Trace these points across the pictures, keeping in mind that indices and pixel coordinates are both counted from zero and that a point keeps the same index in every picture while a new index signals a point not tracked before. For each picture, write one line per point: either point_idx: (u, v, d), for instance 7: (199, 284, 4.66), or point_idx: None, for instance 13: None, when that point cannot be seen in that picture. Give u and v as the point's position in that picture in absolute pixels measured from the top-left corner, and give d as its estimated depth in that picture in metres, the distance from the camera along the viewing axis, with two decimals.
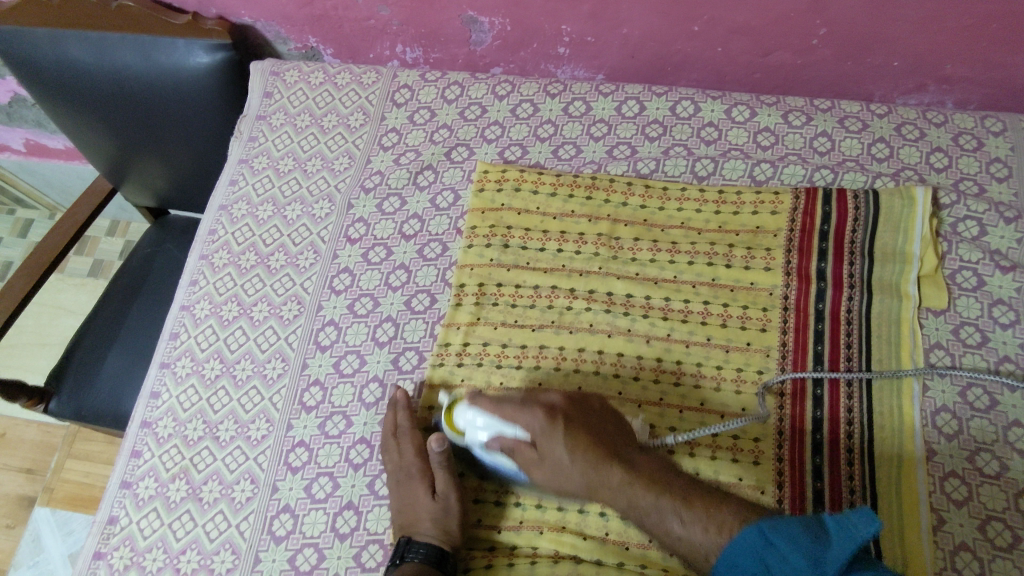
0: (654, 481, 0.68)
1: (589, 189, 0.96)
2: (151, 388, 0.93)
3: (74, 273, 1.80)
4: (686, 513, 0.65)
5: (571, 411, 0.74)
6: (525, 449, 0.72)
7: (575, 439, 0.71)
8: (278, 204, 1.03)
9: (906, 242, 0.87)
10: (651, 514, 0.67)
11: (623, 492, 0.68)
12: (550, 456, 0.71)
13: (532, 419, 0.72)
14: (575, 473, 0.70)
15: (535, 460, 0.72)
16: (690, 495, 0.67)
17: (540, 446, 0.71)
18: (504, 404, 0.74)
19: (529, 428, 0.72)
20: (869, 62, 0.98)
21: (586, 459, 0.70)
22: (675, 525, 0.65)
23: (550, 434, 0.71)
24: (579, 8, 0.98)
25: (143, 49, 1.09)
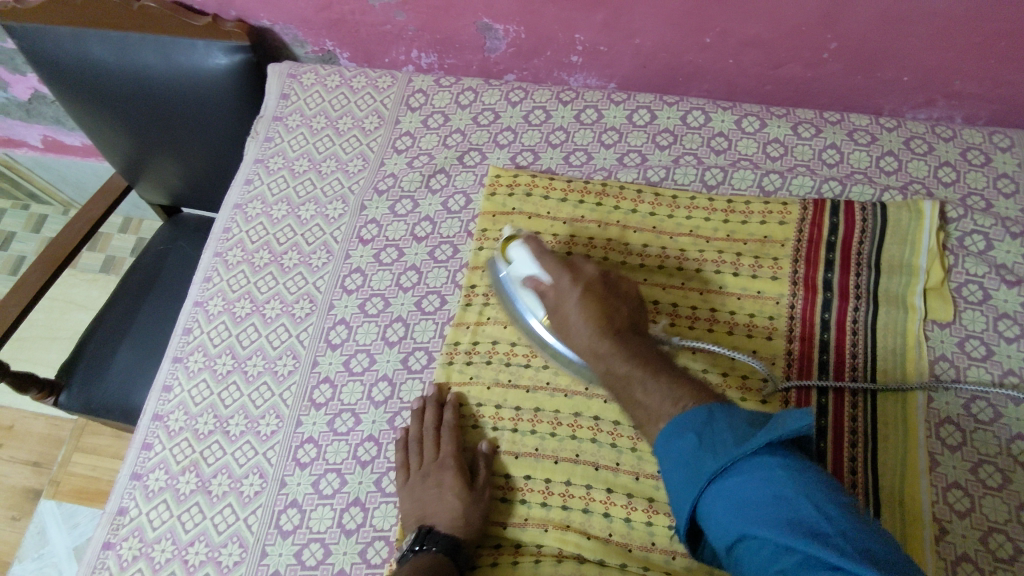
0: (639, 359, 0.69)
1: (599, 195, 0.97)
2: (164, 381, 0.94)
3: (86, 268, 1.82)
4: (650, 386, 0.67)
5: (599, 280, 0.75)
6: (548, 300, 0.76)
7: (587, 303, 0.72)
8: (292, 203, 1.04)
9: (913, 254, 0.88)
10: (622, 383, 0.69)
11: (608, 359, 0.70)
12: (562, 311, 0.74)
13: (559, 276, 0.75)
14: (577, 332, 0.72)
15: (551, 309, 0.75)
16: (660, 371, 0.68)
17: (558, 300, 0.74)
18: (547, 255, 0.78)
19: (555, 279, 0.75)
20: (879, 77, 0.99)
21: (590, 323, 0.71)
22: (636, 394, 0.68)
23: (569, 290, 0.74)
24: (593, 17, 1.00)
25: (163, 49, 1.11)
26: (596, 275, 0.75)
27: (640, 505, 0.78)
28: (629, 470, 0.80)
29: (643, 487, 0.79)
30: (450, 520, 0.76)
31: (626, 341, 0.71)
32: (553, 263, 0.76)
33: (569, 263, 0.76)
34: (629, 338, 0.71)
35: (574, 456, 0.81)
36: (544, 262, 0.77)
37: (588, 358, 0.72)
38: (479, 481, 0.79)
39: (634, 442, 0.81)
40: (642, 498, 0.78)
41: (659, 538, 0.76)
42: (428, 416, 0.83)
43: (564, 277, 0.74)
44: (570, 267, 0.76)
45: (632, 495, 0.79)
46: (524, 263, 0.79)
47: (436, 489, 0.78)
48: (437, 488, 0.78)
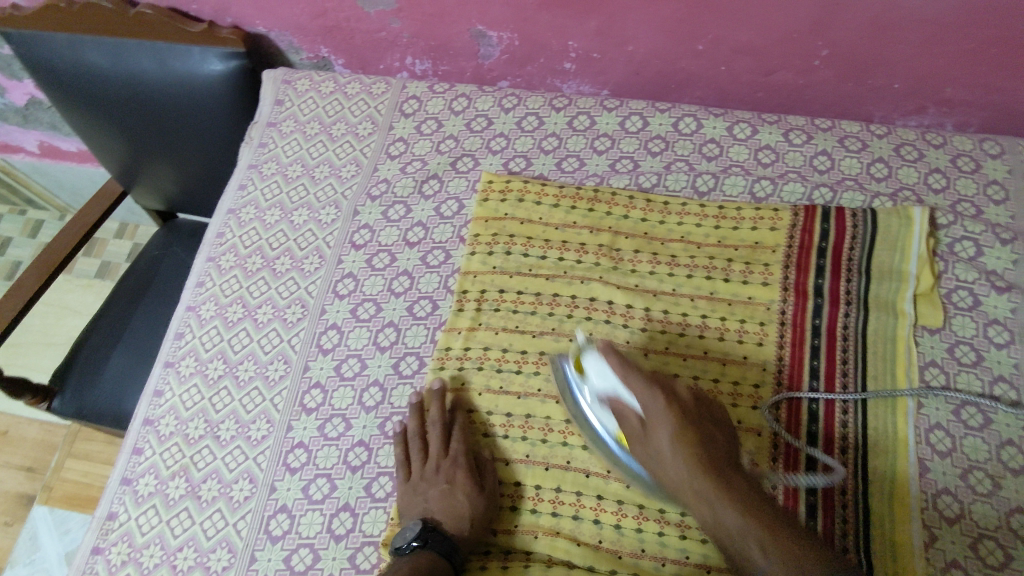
0: (745, 502, 0.67)
1: (591, 201, 0.97)
2: (155, 386, 0.94)
3: (81, 273, 1.82)
4: (770, 548, 0.64)
5: (689, 406, 0.73)
6: (635, 418, 0.74)
7: (680, 431, 0.71)
8: (285, 209, 1.04)
9: (903, 261, 0.88)
10: (733, 538, 0.66)
11: (709, 500, 0.68)
12: (653, 436, 0.72)
13: (649, 398, 0.72)
14: (672, 462, 0.71)
15: (640, 431, 0.73)
16: (776, 527, 0.65)
17: (648, 421, 0.73)
18: (631, 367, 0.74)
19: (643, 403, 0.73)
20: (870, 84, 1.00)
21: (686, 454, 0.70)
22: (754, 553, 0.65)
23: (661, 414, 0.72)
24: (586, 24, 1.00)
25: (159, 55, 1.12)
26: (686, 398, 0.74)
27: (630, 512, 0.78)
28: (620, 476, 0.79)
29: (634, 493, 0.79)
30: (455, 520, 0.78)
31: (726, 478, 0.69)
32: (639, 378, 0.73)
33: (655, 380, 0.74)
34: (729, 471, 0.70)
35: (565, 462, 0.81)
36: (627, 376, 0.73)
37: (684, 493, 0.71)
38: (489, 486, 0.80)
39: None
40: (633, 504, 0.78)
41: (648, 546, 0.76)
42: (434, 413, 0.84)
43: (654, 398, 0.72)
44: (661, 386, 0.73)
45: (623, 502, 0.78)
46: (601, 374, 0.75)
47: (445, 486, 0.80)
48: (447, 486, 0.80)
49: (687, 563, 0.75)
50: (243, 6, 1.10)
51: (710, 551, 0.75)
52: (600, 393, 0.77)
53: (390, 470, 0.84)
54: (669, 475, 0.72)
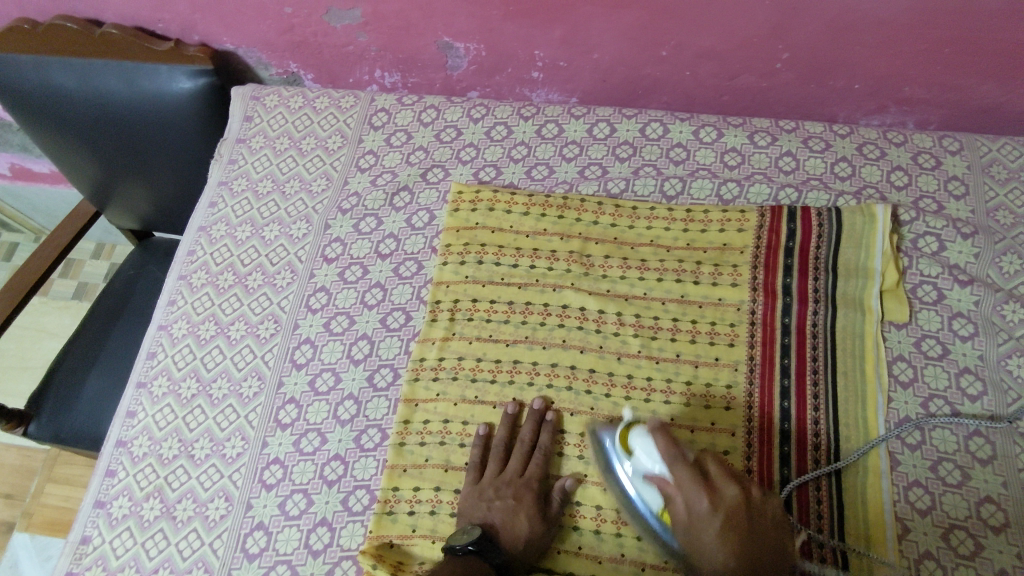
0: None
1: (560, 208, 0.98)
2: (128, 407, 0.93)
3: (57, 295, 1.80)
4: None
5: (742, 507, 0.68)
6: (678, 511, 0.69)
7: (725, 535, 0.66)
8: (256, 225, 1.04)
9: (869, 258, 0.90)
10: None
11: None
12: (696, 535, 0.68)
13: (695, 497, 0.68)
14: (714, 564, 0.66)
15: (682, 527, 0.69)
16: None
17: (693, 519, 0.68)
18: (680, 459, 0.70)
19: (691, 496, 0.68)
20: (831, 85, 1.02)
21: (727, 559, 0.66)
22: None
23: (706, 513, 0.67)
24: (551, 33, 1.01)
25: (126, 74, 1.11)
26: (736, 499, 0.68)
27: (609, 516, 0.80)
28: (597, 480, 0.81)
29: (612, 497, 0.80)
30: (513, 538, 0.77)
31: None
32: (687, 472, 0.69)
33: (706, 474, 0.70)
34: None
35: (556, 472, 0.83)
36: (675, 467, 0.69)
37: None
38: (551, 515, 0.79)
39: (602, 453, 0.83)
40: (610, 509, 0.80)
41: (628, 549, 0.78)
42: (525, 430, 0.84)
43: (700, 496, 0.68)
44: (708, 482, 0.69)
45: (601, 507, 0.80)
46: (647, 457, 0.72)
47: (512, 501, 0.79)
48: (514, 501, 0.79)
49: (665, 566, 0.76)
50: (210, 24, 1.11)
51: None
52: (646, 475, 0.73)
53: (367, 484, 0.84)
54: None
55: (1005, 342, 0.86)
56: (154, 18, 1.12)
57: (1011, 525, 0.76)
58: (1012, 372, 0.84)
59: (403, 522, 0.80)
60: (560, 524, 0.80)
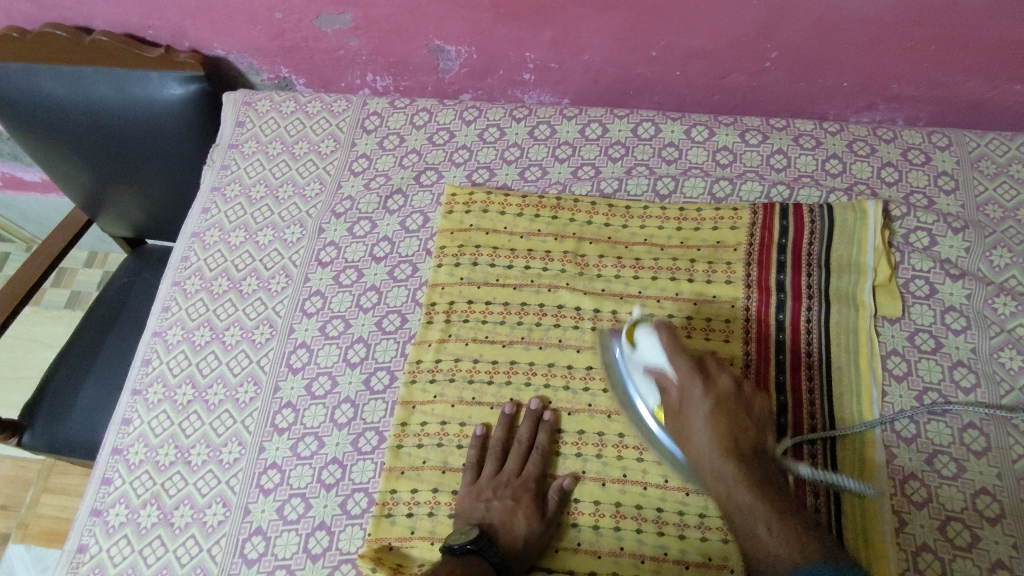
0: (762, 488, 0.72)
1: (554, 209, 0.98)
2: (123, 415, 0.93)
3: (50, 304, 1.79)
4: (776, 525, 0.69)
5: (731, 394, 0.77)
6: (674, 398, 0.78)
7: (714, 416, 0.76)
8: (249, 230, 1.04)
9: (860, 253, 0.91)
10: (744, 516, 0.71)
11: (730, 480, 0.73)
12: (688, 419, 0.77)
13: (691, 384, 0.77)
14: (702, 444, 0.76)
15: (676, 411, 0.78)
16: (787, 515, 0.70)
17: (686, 403, 0.77)
18: (682, 352, 0.78)
19: (686, 384, 0.77)
20: (820, 83, 1.03)
21: (715, 439, 0.75)
22: (761, 529, 0.69)
23: (699, 398, 0.77)
24: (542, 35, 1.02)
25: (117, 81, 1.12)
26: (727, 388, 0.78)
27: (607, 511, 0.80)
28: (595, 476, 0.82)
29: (610, 493, 0.81)
30: (511, 537, 0.77)
31: (749, 467, 0.74)
32: (687, 364, 0.77)
33: (701, 367, 0.78)
34: (753, 460, 0.75)
35: (554, 471, 0.83)
36: (675, 359, 0.77)
37: (706, 472, 0.76)
38: (551, 513, 0.79)
39: (599, 449, 0.83)
40: (609, 503, 0.80)
41: (627, 543, 0.78)
42: (522, 431, 0.84)
43: (695, 383, 0.77)
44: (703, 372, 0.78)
45: (600, 502, 0.80)
46: (651, 352, 0.79)
47: (509, 502, 0.80)
48: (512, 502, 0.79)
49: (665, 559, 0.77)
50: (200, 30, 1.10)
51: (687, 547, 0.77)
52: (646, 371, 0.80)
53: (365, 486, 0.84)
54: (693, 451, 0.77)
55: (997, 335, 0.87)
56: (144, 25, 1.11)
57: (1006, 516, 0.77)
58: (1005, 364, 0.85)
59: (402, 524, 0.80)
60: (559, 524, 0.80)
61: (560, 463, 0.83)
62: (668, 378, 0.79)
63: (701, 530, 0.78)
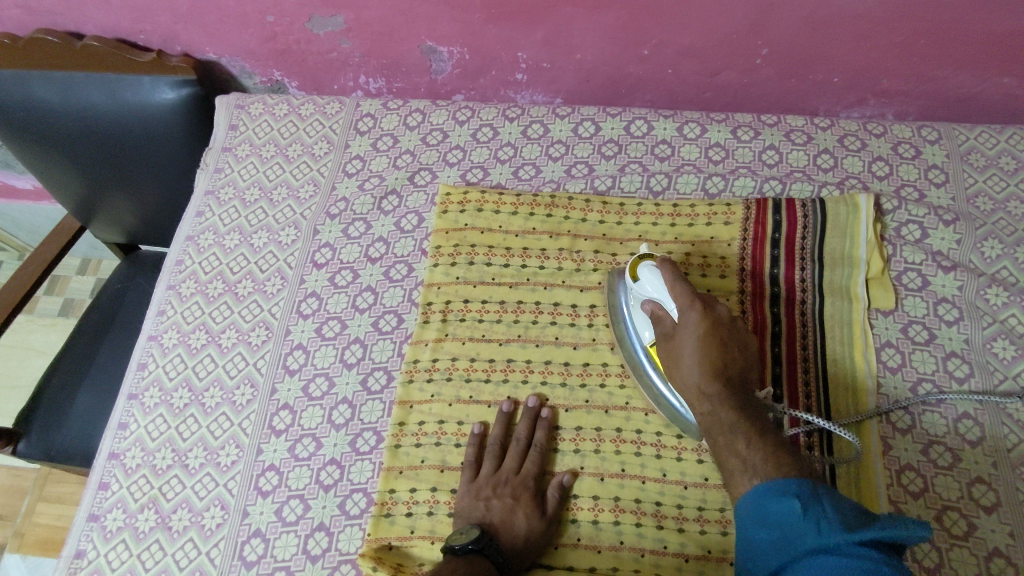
0: (743, 411, 0.72)
1: (549, 207, 0.98)
2: (119, 419, 0.93)
3: (44, 313, 1.78)
4: (754, 442, 0.69)
5: (725, 325, 0.76)
6: (668, 326, 0.79)
7: (705, 340, 0.75)
8: (244, 232, 1.04)
9: (853, 245, 0.91)
10: (724, 437, 0.71)
11: (711, 400, 0.73)
12: (678, 344, 0.77)
13: (687, 312, 0.76)
14: (689, 367, 0.75)
15: (668, 338, 0.78)
16: (763, 435, 0.70)
17: (679, 329, 0.77)
18: (681, 281, 0.78)
19: (682, 313, 0.77)
20: (810, 79, 1.04)
21: (701, 361, 0.75)
22: (740, 447, 0.69)
23: (693, 322, 0.76)
24: (533, 35, 1.02)
25: (109, 86, 1.11)
26: (723, 316, 0.77)
27: (606, 506, 0.80)
28: (594, 472, 0.82)
29: (608, 487, 0.81)
30: (511, 536, 0.77)
31: (732, 392, 0.73)
32: (686, 292, 0.77)
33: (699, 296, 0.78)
34: (736, 387, 0.74)
35: (552, 468, 0.83)
36: (675, 289, 0.77)
37: (690, 395, 0.75)
38: (551, 512, 0.79)
39: (597, 444, 0.83)
40: (608, 498, 0.80)
41: (627, 537, 0.78)
42: (520, 429, 0.84)
43: (694, 310, 0.76)
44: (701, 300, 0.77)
45: (598, 498, 0.81)
46: (651, 283, 0.80)
47: (509, 500, 0.79)
48: (512, 500, 0.79)
49: (665, 552, 0.77)
50: (192, 34, 1.10)
51: (687, 540, 0.77)
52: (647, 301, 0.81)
53: (364, 487, 0.84)
54: (679, 376, 0.77)
55: (989, 325, 0.87)
56: (135, 30, 1.11)
57: (1002, 504, 0.77)
58: (998, 354, 0.86)
59: (401, 524, 0.80)
60: (558, 521, 0.80)
61: (558, 461, 0.83)
62: (665, 307, 0.79)
63: (700, 523, 0.78)
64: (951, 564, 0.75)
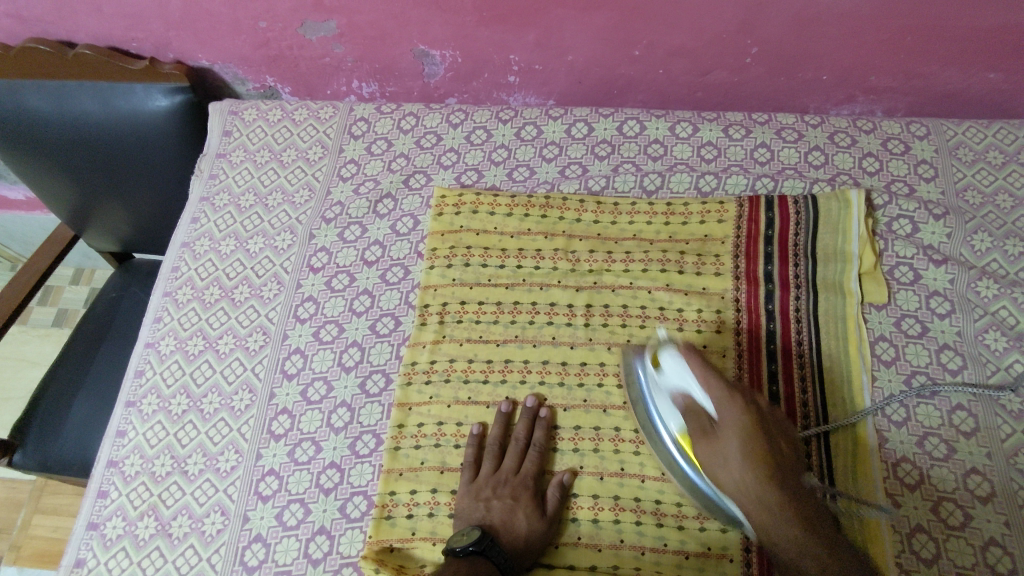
0: (804, 515, 0.70)
1: (543, 207, 0.99)
2: (117, 427, 0.93)
3: (38, 323, 1.77)
4: (827, 558, 0.68)
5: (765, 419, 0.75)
6: (706, 419, 0.77)
7: (749, 439, 0.73)
8: (240, 238, 1.04)
9: (845, 240, 0.92)
10: (795, 545, 0.69)
11: (767, 504, 0.71)
12: (720, 445, 0.75)
13: (728, 408, 0.75)
14: (738, 468, 0.73)
15: (707, 435, 0.76)
16: (835, 544, 0.69)
17: (719, 427, 0.75)
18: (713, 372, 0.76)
19: (722, 409, 0.75)
20: (800, 77, 1.05)
21: (749, 462, 0.73)
22: (818, 551, 0.68)
23: (735, 420, 0.74)
24: (525, 37, 1.03)
25: (101, 94, 1.11)
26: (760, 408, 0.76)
27: (607, 504, 0.81)
28: (593, 471, 0.82)
29: (608, 486, 0.81)
30: (511, 536, 0.77)
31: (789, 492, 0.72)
32: (721, 386, 0.75)
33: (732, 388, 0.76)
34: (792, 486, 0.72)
35: (552, 468, 0.84)
36: (710, 383, 0.75)
37: (746, 498, 0.73)
38: (551, 512, 0.79)
39: (596, 443, 0.84)
40: (607, 497, 0.81)
41: (627, 536, 0.79)
42: (518, 429, 0.84)
43: (731, 404, 0.74)
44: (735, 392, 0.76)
45: (598, 497, 0.81)
46: (678, 374, 0.78)
47: (509, 501, 0.79)
48: (511, 501, 0.79)
49: (665, 550, 0.78)
50: (184, 41, 1.11)
51: (687, 538, 0.78)
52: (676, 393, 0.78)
53: (364, 490, 0.84)
54: (726, 475, 0.74)
55: (981, 317, 0.88)
56: (127, 37, 1.11)
57: (997, 495, 0.78)
58: (990, 346, 0.87)
59: (402, 526, 0.80)
60: (558, 521, 0.80)
61: (558, 461, 0.84)
62: (698, 398, 0.77)
63: (700, 520, 0.79)
64: (948, 555, 0.75)
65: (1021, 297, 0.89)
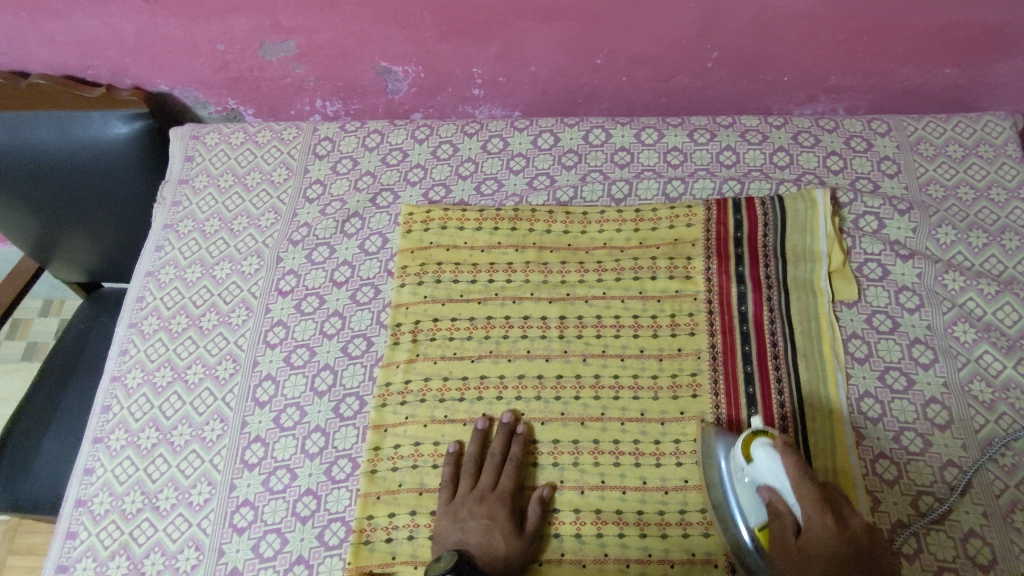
0: None
1: (512, 220, 0.98)
2: (85, 465, 0.90)
3: (6, 357, 1.73)
4: None
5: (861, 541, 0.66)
6: (790, 529, 0.69)
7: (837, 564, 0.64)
8: (206, 264, 1.02)
9: (830, 396, 0.84)
10: None
11: None
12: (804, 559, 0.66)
13: (816, 517, 0.67)
14: None
15: (788, 547, 0.68)
16: None
17: (803, 539, 0.67)
18: (807, 480, 0.68)
19: (810, 522, 0.67)
20: (762, 80, 1.05)
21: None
22: None
23: (821, 537, 0.66)
24: (487, 50, 1.03)
25: (58, 122, 1.09)
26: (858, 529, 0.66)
27: (588, 518, 0.80)
28: (573, 485, 0.82)
29: (589, 500, 0.81)
30: (489, 557, 0.76)
31: None
32: (811, 492, 0.68)
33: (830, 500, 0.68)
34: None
35: (531, 483, 0.83)
36: (798, 486, 0.68)
37: None
38: (531, 529, 0.78)
39: (576, 457, 0.83)
40: (589, 511, 0.80)
41: (611, 548, 0.78)
42: (495, 444, 0.83)
43: (820, 518, 0.66)
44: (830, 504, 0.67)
45: (580, 510, 0.80)
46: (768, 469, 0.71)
47: (486, 520, 0.78)
48: (488, 520, 0.78)
49: (650, 560, 0.77)
50: (142, 66, 1.09)
51: (670, 546, 0.78)
52: (763, 490, 0.72)
53: (342, 516, 0.82)
54: None
55: (950, 310, 0.89)
56: (83, 66, 1.09)
57: (973, 486, 0.79)
58: (959, 338, 0.87)
59: (381, 551, 0.79)
60: (538, 538, 0.79)
61: (536, 471, 0.83)
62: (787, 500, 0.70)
63: (683, 526, 0.78)
64: (930, 549, 0.76)
65: (987, 288, 0.90)
